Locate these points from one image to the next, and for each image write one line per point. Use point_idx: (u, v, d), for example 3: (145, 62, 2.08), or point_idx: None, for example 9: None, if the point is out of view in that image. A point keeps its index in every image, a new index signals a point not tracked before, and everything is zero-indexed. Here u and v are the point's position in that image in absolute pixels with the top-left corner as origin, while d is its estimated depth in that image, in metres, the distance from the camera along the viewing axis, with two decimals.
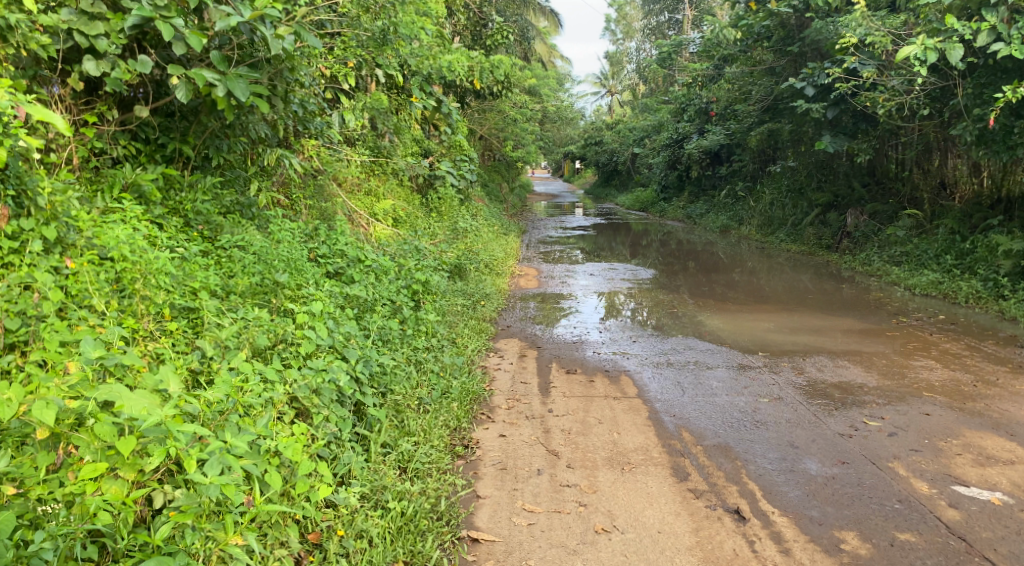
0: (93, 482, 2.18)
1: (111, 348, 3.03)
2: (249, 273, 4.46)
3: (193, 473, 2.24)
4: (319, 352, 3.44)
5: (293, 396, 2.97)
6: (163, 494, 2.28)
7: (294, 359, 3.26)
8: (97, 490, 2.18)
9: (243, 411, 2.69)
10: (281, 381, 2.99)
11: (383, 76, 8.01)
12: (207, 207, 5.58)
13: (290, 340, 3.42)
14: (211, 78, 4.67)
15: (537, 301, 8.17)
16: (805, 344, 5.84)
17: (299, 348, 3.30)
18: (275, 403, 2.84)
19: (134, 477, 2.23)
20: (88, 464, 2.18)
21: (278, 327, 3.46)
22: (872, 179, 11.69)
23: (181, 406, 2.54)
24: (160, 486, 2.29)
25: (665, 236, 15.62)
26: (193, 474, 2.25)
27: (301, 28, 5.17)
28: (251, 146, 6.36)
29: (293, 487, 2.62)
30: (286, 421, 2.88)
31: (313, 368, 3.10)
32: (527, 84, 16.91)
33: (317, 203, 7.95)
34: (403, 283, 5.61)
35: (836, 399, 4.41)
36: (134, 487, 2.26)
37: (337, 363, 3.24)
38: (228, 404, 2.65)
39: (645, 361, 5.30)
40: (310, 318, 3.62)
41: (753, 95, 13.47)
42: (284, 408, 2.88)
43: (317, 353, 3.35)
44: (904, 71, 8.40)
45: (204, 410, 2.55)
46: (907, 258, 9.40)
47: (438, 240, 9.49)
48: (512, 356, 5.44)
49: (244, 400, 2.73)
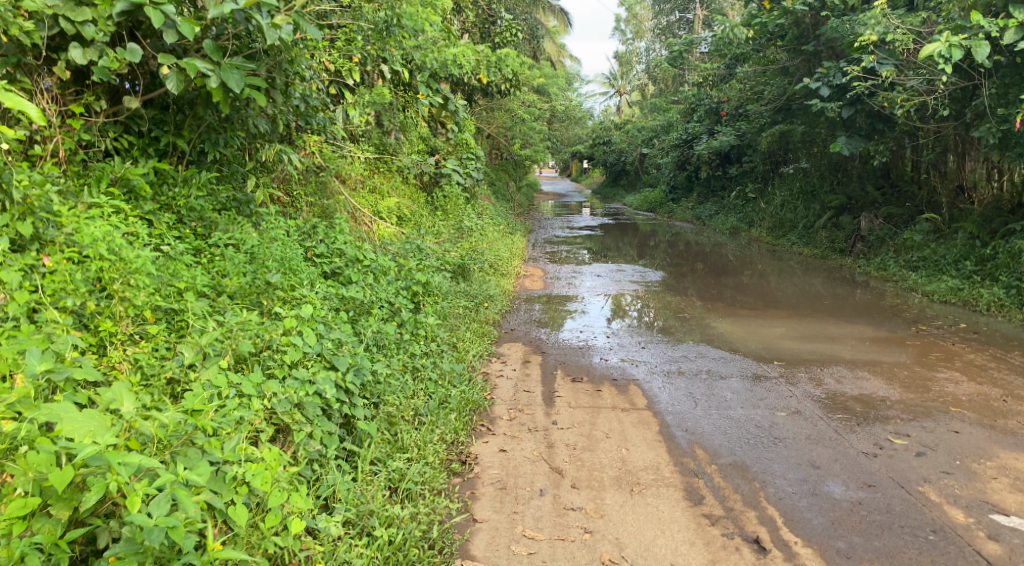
0: (23, 519, 1.99)
1: (65, 359, 2.83)
2: (239, 273, 4.26)
3: (132, 514, 1.99)
4: (307, 360, 3.23)
5: (273, 411, 2.77)
6: (109, 532, 2.11)
7: (279, 367, 3.06)
8: (28, 529, 1.99)
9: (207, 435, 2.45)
10: (261, 395, 2.79)
11: (388, 71, 7.78)
12: (201, 202, 5.38)
13: (276, 347, 3.19)
14: (205, 69, 4.43)
15: (542, 303, 7.94)
16: (820, 352, 5.58)
17: (285, 356, 3.10)
18: (250, 423, 2.63)
19: (68, 515, 2.05)
20: (18, 499, 1.98)
21: (265, 332, 3.23)
22: (887, 182, 11.39)
23: (134, 430, 2.29)
24: (105, 523, 2.12)
25: (674, 237, 15.36)
26: (133, 514, 2.00)
27: (300, 18, 4.96)
28: (249, 141, 6.15)
29: (265, 519, 2.40)
30: (265, 439, 2.67)
31: (297, 380, 2.93)
32: (535, 82, 16.65)
33: (318, 200, 7.73)
34: (403, 284, 5.38)
35: (857, 414, 4.17)
36: (75, 525, 2.10)
37: (324, 373, 3.05)
38: (188, 428, 2.40)
39: (655, 369, 5.06)
40: (300, 323, 3.41)
41: (766, 95, 13.18)
42: (262, 426, 2.67)
43: (304, 361, 3.15)
44: (925, 69, 8.17)
45: (162, 435, 2.30)
46: (924, 263, 9.11)
47: (442, 239, 9.26)
48: (515, 361, 5.22)
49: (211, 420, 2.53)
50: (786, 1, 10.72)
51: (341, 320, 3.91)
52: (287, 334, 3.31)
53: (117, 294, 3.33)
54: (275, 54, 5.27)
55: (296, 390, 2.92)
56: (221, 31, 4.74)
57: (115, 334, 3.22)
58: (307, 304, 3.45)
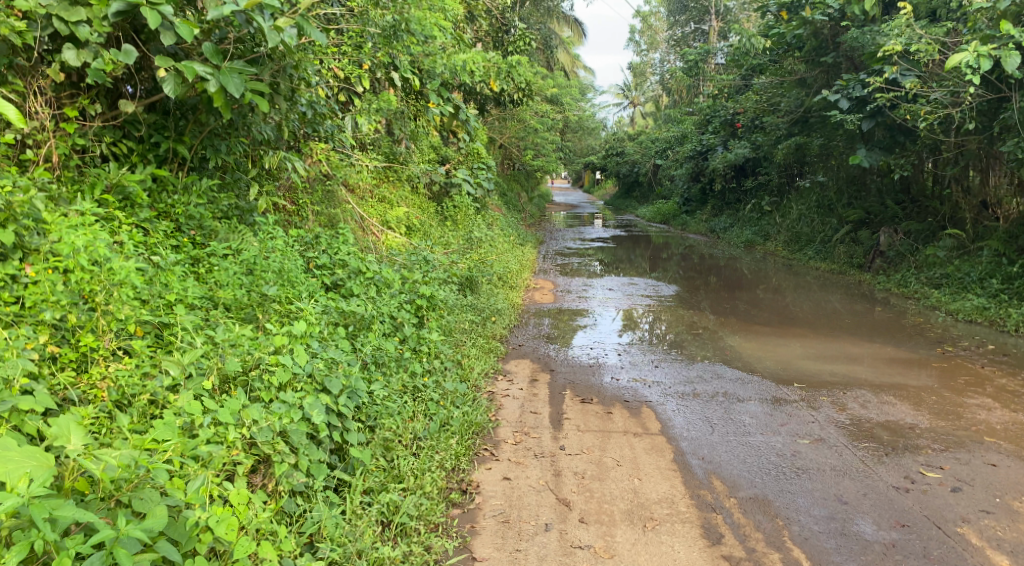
0: None
1: (12, 387, 2.65)
2: (233, 286, 4.11)
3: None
4: (296, 383, 2.99)
5: (253, 439, 2.59)
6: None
7: (266, 388, 2.88)
8: None
9: (176, 472, 2.34)
10: (240, 424, 2.62)
11: (398, 79, 7.61)
12: (201, 210, 5.25)
13: (265, 366, 2.97)
14: (203, 73, 4.29)
15: (552, 317, 7.72)
16: (842, 373, 5.30)
17: (272, 376, 2.90)
18: (222, 459, 2.47)
19: None
20: None
21: (254, 351, 3.04)
22: (907, 196, 11.09)
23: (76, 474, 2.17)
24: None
25: (688, 250, 15.10)
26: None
27: (305, 21, 4.80)
28: (253, 148, 6.00)
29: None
30: (243, 473, 2.50)
31: (284, 405, 2.75)
32: (548, 92, 16.49)
33: (324, 209, 7.57)
34: (406, 297, 5.16)
35: (884, 442, 3.92)
36: None
37: (314, 397, 2.87)
38: (136, 473, 2.21)
39: (669, 390, 4.82)
40: (291, 342, 3.22)
41: (782, 107, 12.92)
42: (240, 458, 2.53)
43: (294, 383, 2.96)
44: (950, 81, 7.92)
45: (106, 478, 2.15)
46: (947, 281, 8.82)
47: (451, 250, 9.08)
48: (522, 379, 5.00)
49: (184, 454, 2.41)
50: (805, 10, 10.46)
51: (338, 337, 3.72)
52: (277, 352, 3.14)
53: (101, 307, 3.17)
54: (279, 58, 5.11)
55: (284, 415, 2.73)
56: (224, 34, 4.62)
57: (97, 349, 3.05)
58: (300, 319, 3.27)
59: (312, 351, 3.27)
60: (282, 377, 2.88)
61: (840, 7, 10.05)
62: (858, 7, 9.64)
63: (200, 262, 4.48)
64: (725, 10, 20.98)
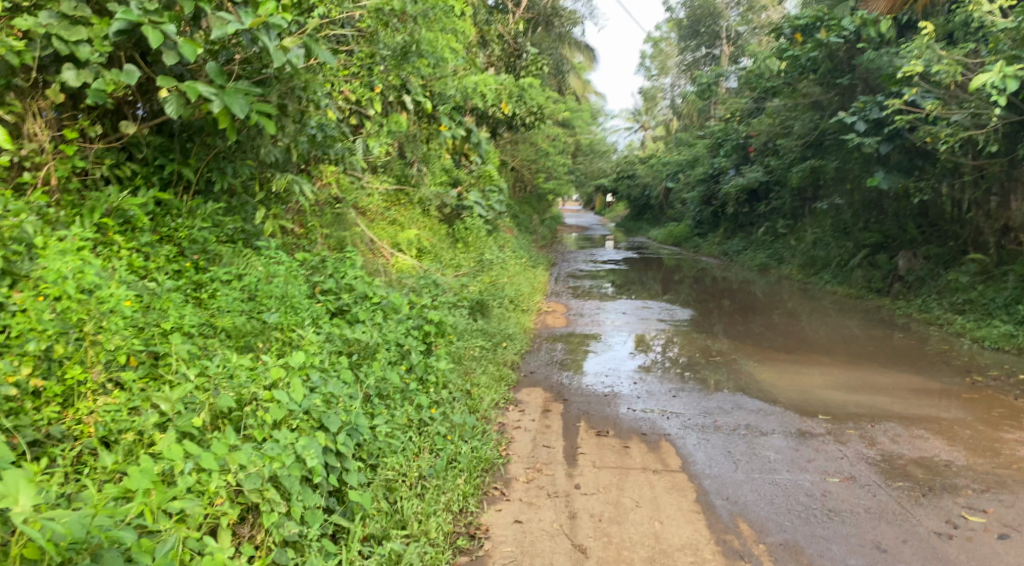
0: None
1: None
2: (232, 314, 3.98)
3: None
4: (293, 419, 2.83)
5: (241, 487, 2.41)
6: None
7: (259, 425, 2.71)
8: None
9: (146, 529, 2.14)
10: (225, 468, 2.44)
11: (410, 101, 7.50)
12: (206, 233, 5.14)
13: (258, 402, 2.85)
14: (207, 93, 4.22)
15: (564, 342, 7.51)
16: (869, 405, 5.04)
17: (266, 413, 2.75)
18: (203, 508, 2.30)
19: None
20: None
21: (246, 386, 2.91)
22: (926, 221, 10.75)
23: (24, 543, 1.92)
24: None
25: (701, 273, 14.87)
26: None
27: (312, 41, 4.73)
28: (260, 170, 5.92)
29: None
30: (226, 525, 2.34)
31: (279, 444, 2.60)
32: (560, 116, 16.43)
33: (333, 232, 7.45)
34: (413, 323, 4.97)
35: (919, 481, 3.66)
36: None
37: (313, 437, 2.71)
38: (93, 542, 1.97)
39: (688, 422, 4.60)
40: (288, 375, 3.08)
41: (796, 129, 12.76)
42: (225, 508, 2.36)
43: (289, 421, 2.79)
44: (971, 103, 7.70)
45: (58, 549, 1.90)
46: (972, 306, 8.53)
47: (461, 273, 8.93)
48: (534, 410, 4.78)
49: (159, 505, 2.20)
50: (820, 32, 10.34)
51: (339, 369, 3.56)
52: (273, 385, 2.99)
53: (90, 337, 3.02)
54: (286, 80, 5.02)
55: (276, 458, 2.55)
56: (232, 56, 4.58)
57: (85, 383, 2.90)
58: (298, 351, 3.13)
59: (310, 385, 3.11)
60: (276, 414, 2.71)
61: (856, 29, 9.92)
62: (875, 29, 9.51)
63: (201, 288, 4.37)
64: (736, 35, 21.15)
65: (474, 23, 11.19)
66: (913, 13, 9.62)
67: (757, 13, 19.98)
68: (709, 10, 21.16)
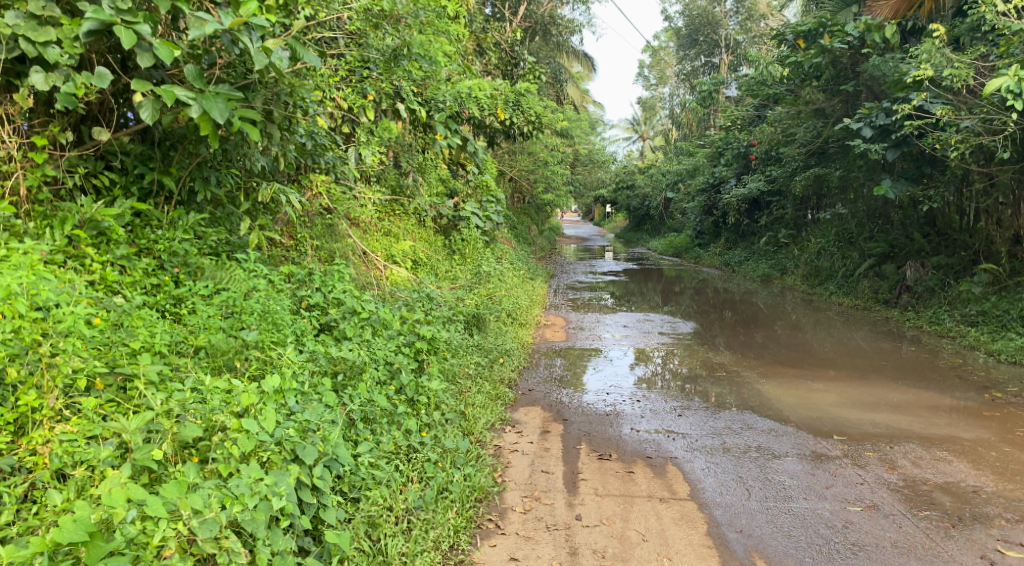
0: None
1: None
2: (208, 332, 3.75)
3: None
4: (264, 452, 2.61)
5: (195, 536, 2.22)
6: None
7: (224, 456, 2.52)
8: None
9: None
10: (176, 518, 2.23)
11: (405, 111, 7.30)
12: (187, 245, 4.97)
13: (225, 431, 2.63)
14: (185, 97, 4.06)
15: (563, 357, 7.25)
16: (885, 424, 4.77)
17: (234, 445, 2.53)
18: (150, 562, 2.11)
19: None
20: None
21: (212, 413, 2.69)
22: (934, 229, 10.51)
23: None
24: None
25: (702, 284, 14.64)
26: None
27: (297, 44, 4.55)
28: (246, 180, 5.74)
29: None
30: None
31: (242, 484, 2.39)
32: (558, 126, 16.24)
33: (325, 244, 7.20)
34: (404, 340, 4.71)
35: (948, 511, 3.41)
36: None
37: (282, 473, 2.51)
38: None
39: (695, 444, 4.35)
40: (261, 402, 2.85)
41: (798, 138, 12.57)
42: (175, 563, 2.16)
43: (260, 453, 2.57)
44: (982, 108, 7.51)
45: None
46: (984, 318, 8.29)
47: (457, 285, 8.70)
48: (531, 431, 4.53)
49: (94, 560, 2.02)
50: (823, 38, 10.16)
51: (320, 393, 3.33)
52: (247, 413, 2.77)
53: (47, 358, 2.75)
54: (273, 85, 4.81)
55: (238, 499, 2.37)
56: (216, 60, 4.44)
57: (40, 409, 2.64)
58: (272, 375, 2.90)
59: (286, 412, 2.89)
60: (244, 446, 2.52)
61: (860, 35, 9.74)
62: (879, 34, 9.32)
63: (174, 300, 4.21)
64: (735, 44, 21.10)
65: (471, 31, 11.01)
66: (918, 18, 9.45)
67: (755, 23, 19.89)
68: (707, 19, 21.05)
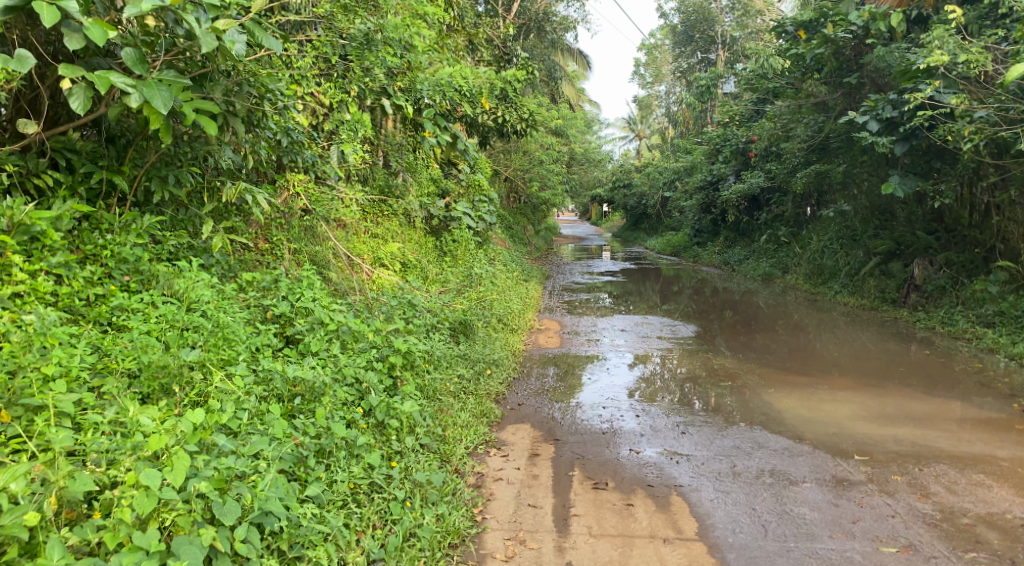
0: None
1: None
2: (145, 350, 3.33)
3: None
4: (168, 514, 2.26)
5: None
6: None
7: (115, 521, 2.17)
8: None
9: None
10: None
11: (390, 105, 6.99)
12: (140, 250, 4.53)
13: (121, 484, 2.27)
14: (123, 84, 3.61)
15: (558, 365, 6.78)
16: (911, 441, 4.30)
17: (129, 503, 2.19)
18: None
19: None
20: None
21: (114, 463, 2.34)
22: (942, 226, 9.99)
23: None
24: None
25: (701, 283, 14.19)
26: None
27: (256, 27, 4.15)
28: (209, 179, 5.30)
29: None
30: None
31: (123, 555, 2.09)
32: (552, 124, 15.77)
33: (303, 246, 6.69)
34: (377, 354, 4.23)
35: (996, 551, 2.98)
36: None
37: (192, 537, 2.21)
38: None
39: (702, 467, 3.89)
40: (178, 445, 2.47)
41: (800, 133, 12.14)
42: None
43: (162, 516, 2.23)
44: (998, 97, 7.07)
45: None
46: (1003, 319, 7.85)
47: (447, 289, 8.22)
48: (519, 453, 4.07)
49: None
50: (827, 27, 9.69)
51: (267, 426, 2.90)
52: (162, 459, 2.40)
53: None
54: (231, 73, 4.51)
55: None
56: (169, 46, 4.05)
57: None
58: (195, 410, 2.50)
59: (212, 458, 2.50)
60: (142, 508, 2.17)
61: (864, 24, 9.26)
62: (885, 24, 8.87)
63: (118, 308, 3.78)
64: (731, 40, 20.57)
65: (459, 24, 10.48)
66: (925, 6, 8.97)
67: (751, 18, 19.35)
68: (703, 15, 20.56)
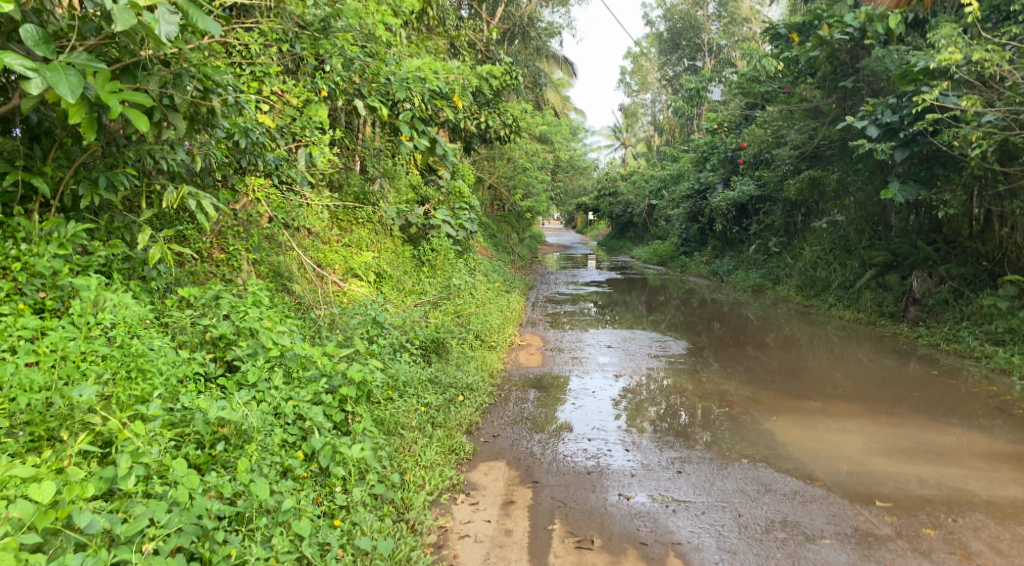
0: None
1: None
2: (34, 387, 2.72)
3: None
4: None
5: None
6: None
7: None
8: None
9: None
10: None
11: (365, 107, 6.46)
12: (60, 262, 3.95)
13: None
14: (22, 67, 3.05)
15: (541, 386, 6.22)
16: (939, 484, 3.81)
17: None
18: None
19: None
20: None
21: None
22: (941, 236, 9.51)
23: None
24: None
25: (688, 294, 13.72)
26: None
27: (195, 10, 3.63)
28: (147, 184, 4.73)
29: None
30: None
31: None
32: (536, 129, 15.27)
33: (264, 257, 6.09)
34: (327, 387, 3.66)
35: None
36: None
37: None
38: None
39: (702, 517, 3.38)
40: (16, 533, 2.08)
41: (792, 140, 11.74)
42: None
43: None
44: (1010, 100, 6.67)
45: None
46: (1013, 336, 7.44)
47: (423, 302, 7.64)
48: (491, 500, 3.53)
49: None
50: (822, 28, 9.21)
51: (171, 488, 2.47)
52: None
53: None
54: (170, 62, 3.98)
55: None
56: (95, 30, 3.57)
57: None
58: (44, 484, 2.15)
59: (60, 551, 2.13)
60: None
61: (861, 26, 8.85)
62: (882, 25, 8.50)
63: (8, 324, 3.07)
64: (718, 48, 20.22)
65: (440, 26, 9.97)
66: (923, 9, 8.63)
67: (738, 26, 19.03)
68: (689, 22, 20.23)
